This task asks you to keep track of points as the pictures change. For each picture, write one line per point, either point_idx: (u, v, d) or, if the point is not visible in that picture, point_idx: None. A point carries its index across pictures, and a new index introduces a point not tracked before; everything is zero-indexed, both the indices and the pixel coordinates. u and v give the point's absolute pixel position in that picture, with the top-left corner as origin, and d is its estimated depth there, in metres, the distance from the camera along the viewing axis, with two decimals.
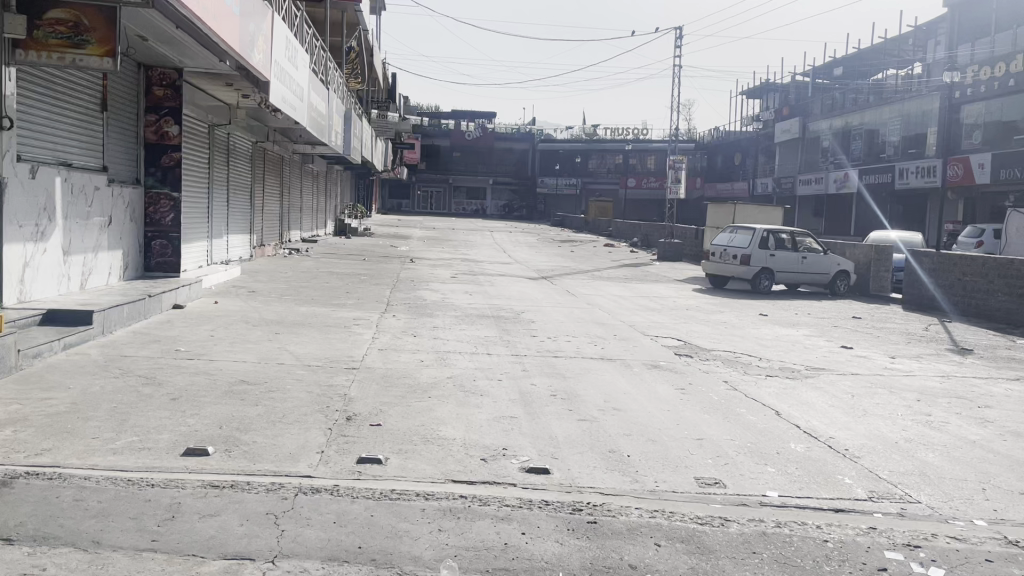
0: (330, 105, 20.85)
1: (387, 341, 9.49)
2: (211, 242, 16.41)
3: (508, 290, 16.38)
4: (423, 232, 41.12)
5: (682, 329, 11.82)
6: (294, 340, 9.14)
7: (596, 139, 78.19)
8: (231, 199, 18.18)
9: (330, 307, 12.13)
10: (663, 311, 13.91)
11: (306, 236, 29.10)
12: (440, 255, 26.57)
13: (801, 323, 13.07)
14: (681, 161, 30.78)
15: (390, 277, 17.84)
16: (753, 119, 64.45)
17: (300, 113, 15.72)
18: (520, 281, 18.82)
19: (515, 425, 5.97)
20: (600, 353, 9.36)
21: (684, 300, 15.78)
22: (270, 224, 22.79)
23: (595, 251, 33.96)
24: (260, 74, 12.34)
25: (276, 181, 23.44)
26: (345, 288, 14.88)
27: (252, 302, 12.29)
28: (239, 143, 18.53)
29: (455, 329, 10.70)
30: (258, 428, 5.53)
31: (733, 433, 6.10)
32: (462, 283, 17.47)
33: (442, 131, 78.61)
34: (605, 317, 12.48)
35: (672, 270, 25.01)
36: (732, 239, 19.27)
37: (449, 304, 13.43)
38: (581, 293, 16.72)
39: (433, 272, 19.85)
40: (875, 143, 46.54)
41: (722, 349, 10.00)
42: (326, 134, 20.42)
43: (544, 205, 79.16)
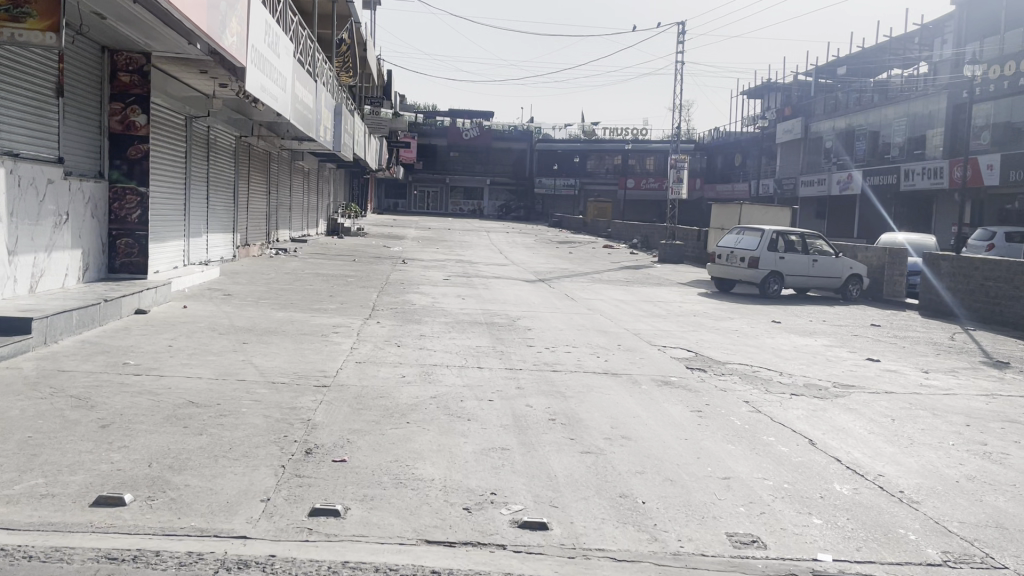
0: (318, 98, 19.89)
1: (366, 351, 8.54)
2: (188, 241, 15.45)
3: (504, 294, 15.46)
4: (418, 233, 40.16)
5: (692, 338, 10.88)
6: (262, 352, 8.18)
7: (594, 139, 77.33)
8: (211, 196, 17.20)
9: (309, 313, 11.16)
10: (670, 317, 12.97)
11: (296, 236, 28.13)
12: (434, 256, 25.61)
13: (818, 332, 12.13)
14: (683, 160, 29.88)
15: (379, 279, 16.88)
16: (754, 119, 63.60)
17: (282, 103, 14.75)
18: (517, 284, 17.86)
19: (507, 461, 5.01)
20: (603, 367, 8.41)
21: (691, 305, 14.83)
22: (255, 223, 21.83)
23: (594, 252, 33.06)
24: (234, 60, 11.39)
25: (263, 178, 22.48)
26: (328, 291, 13.93)
27: (224, 307, 11.33)
28: (220, 137, 17.56)
29: (443, 338, 9.75)
30: (194, 467, 4.58)
31: (766, 470, 5.15)
32: (454, 286, 16.51)
33: (439, 130, 77.67)
34: (607, 325, 11.54)
35: (675, 272, 24.09)
36: (739, 241, 18.32)
37: (440, 309, 12.49)
38: (582, 297, 15.78)
39: (426, 274, 18.89)
40: (880, 144, 45.65)
41: (737, 362, 9.05)
42: (313, 129, 19.47)
43: (543, 205, 78.88)
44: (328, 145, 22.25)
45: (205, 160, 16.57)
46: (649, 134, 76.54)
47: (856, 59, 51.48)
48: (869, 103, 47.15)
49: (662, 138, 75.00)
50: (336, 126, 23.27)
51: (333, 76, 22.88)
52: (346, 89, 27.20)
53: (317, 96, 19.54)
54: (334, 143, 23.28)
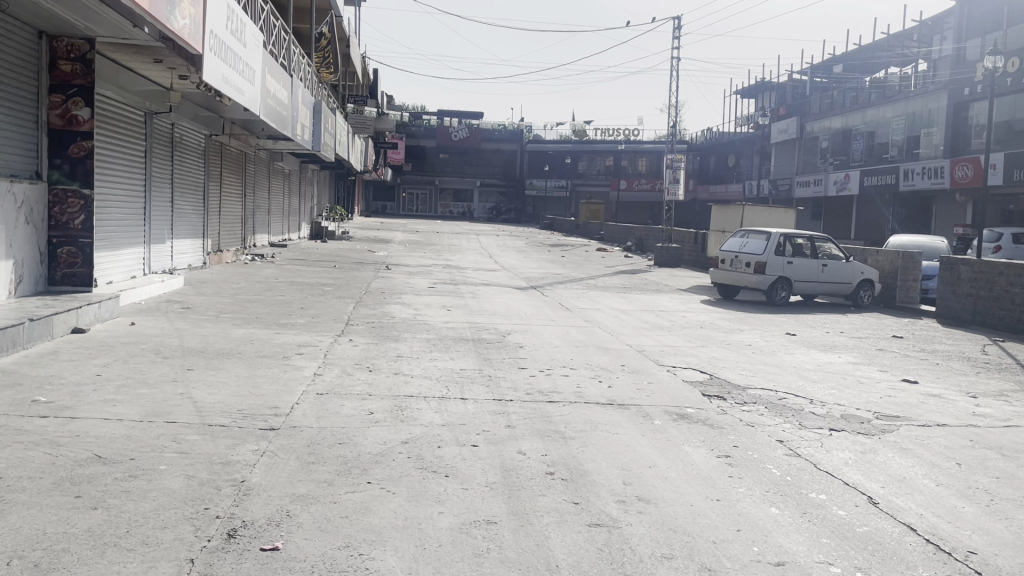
0: (294, 94, 18.66)
1: (332, 379, 7.33)
2: (149, 248, 14.24)
3: (493, 303, 14.31)
4: (405, 236, 38.97)
5: (704, 356, 9.73)
6: (207, 381, 6.96)
7: (586, 140, 76.29)
8: (177, 199, 15.97)
9: (274, 330, 9.96)
10: (676, 330, 11.82)
11: (276, 241, 26.91)
12: (420, 262, 24.41)
13: (839, 347, 11.03)
14: (679, 159, 28.81)
15: (358, 287, 15.67)
16: (747, 119, 62.71)
17: (250, 97, 13.53)
18: (506, 292, 16.70)
19: (494, 543, 3.83)
20: (607, 395, 7.24)
21: (696, 315, 13.70)
22: (230, 227, 20.59)
23: (587, 256, 31.94)
24: (188, 46, 10.17)
25: (238, 180, 21.25)
26: (300, 303, 12.73)
27: (178, 323, 10.11)
28: (187, 135, 16.34)
29: (424, 359, 8.57)
30: (69, 566, 3.37)
31: (827, 548, 4.00)
32: (440, 295, 15.34)
33: (428, 131, 76.36)
34: (608, 340, 10.39)
35: (672, 278, 22.97)
36: (744, 245, 17.20)
37: (423, 323, 11.31)
38: (578, 306, 14.61)
39: (410, 282, 17.70)
40: (878, 143, 44.73)
41: (758, 387, 7.90)
42: (289, 127, 18.28)
43: (533, 207, 77.07)
44: (306, 145, 21.06)
45: (170, 159, 15.36)
46: (641, 135, 75.56)
47: (852, 57, 50.56)
48: (866, 102, 46.21)
49: (654, 139, 74.07)
50: (315, 125, 22.08)
51: (311, 72, 21.68)
52: (327, 86, 25.99)
53: (293, 93, 18.34)
54: (314, 143, 22.09)
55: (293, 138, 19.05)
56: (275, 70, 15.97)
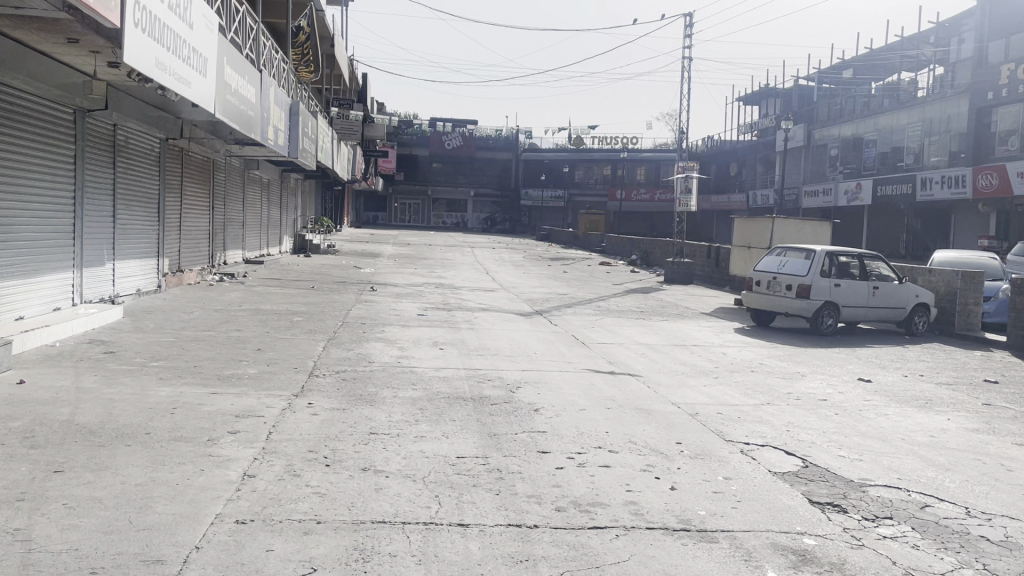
0: (265, 92, 16.29)
1: (264, 486, 4.93)
2: (81, 273, 11.82)
3: (496, 337, 11.93)
4: (395, 250, 36.61)
5: (779, 423, 7.35)
6: (71, 499, 4.58)
7: (583, 148, 74.17)
8: (123, 213, 13.58)
9: (210, 390, 7.56)
10: (725, 380, 9.45)
11: (252, 257, 24.57)
12: (409, 280, 22.07)
13: (938, 402, 8.69)
14: (691, 167, 26.61)
15: (336, 317, 13.29)
16: (750, 126, 60.77)
17: (200, 89, 11.13)
18: (508, 320, 14.37)
19: None
20: (675, 509, 4.87)
21: (740, 353, 11.34)
22: (193, 244, 18.18)
23: (591, 271, 29.66)
24: (103, 18, 7.80)
25: (203, 191, 18.86)
26: (257, 341, 10.32)
27: (84, 378, 7.69)
28: (134, 137, 13.99)
29: (404, 439, 6.18)
30: None
31: None
32: (431, 326, 12.95)
33: (420, 139, 74.25)
34: (648, 398, 8.01)
35: (690, 298, 20.69)
36: (783, 265, 14.91)
37: (408, 371, 8.90)
38: (596, 339, 12.26)
39: (397, 308, 15.36)
40: (891, 152, 42.62)
41: (881, 488, 5.54)
42: (258, 131, 15.95)
43: (529, 217, 74.78)
44: (281, 151, 18.68)
45: (112, 166, 12.99)
46: (639, 144, 73.44)
47: (862, 61, 48.56)
48: (879, 108, 44.15)
49: (654, 148, 71.95)
50: (291, 128, 19.73)
51: (286, 70, 19.32)
52: (306, 87, 23.62)
53: (262, 91, 16.01)
54: (289, 148, 19.72)
55: (263, 142, 16.68)
56: (238, 63, 13.64)
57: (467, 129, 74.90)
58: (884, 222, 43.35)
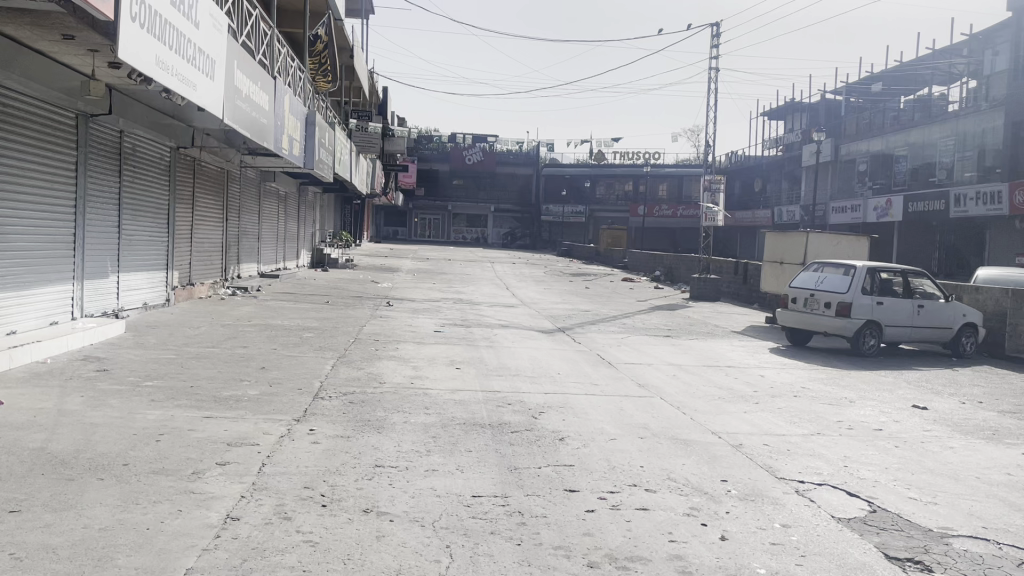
0: (280, 100, 15.78)
1: (248, 532, 4.24)
2: (82, 286, 11.27)
3: (517, 356, 11.23)
4: (414, 264, 36.08)
5: (836, 457, 6.56)
6: (19, 547, 3.90)
7: (604, 163, 73.49)
8: (130, 223, 13.05)
9: (204, 413, 6.89)
10: (767, 406, 8.66)
11: (268, 271, 24.06)
12: (427, 296, 21.44)
13: (1007, 433, 7.84)
14: (718, 181, 25.87)
15: (349, 333, 12.65)
16: (776, 141, 59.86)
17: (207, 92, 10.58)
18: (530, 337, 13.65)
19: None
20: (730, 567, 4.11)
21: (779, 376, 10.54)
22: (206, 257, 17.64)
23: (614, 287, 28.90)
24: (96, 10, 7.23)
25: (217, 202, 18.36)
26: (262, 360, 9.65)
27: (69, 399, 7.06)
28: (141, 145, 13.48)
29: (413, 473, 5.46)
30: None
31: None
32: (448, 343, 12.25)
33: (440, 154, 73.93)
34: (685, 426, 7.24)
35: (719, 316, 19.88)
36: (821, 281, 14.11)
37: (422, 394, 8.20)
38: (623, 359, 11.50)
39: (414, 324, 14.71)
40: (922, 167, 41.60)
41: (966, 541, 4.75)
42: (272, 140, 15.43)
43: (549, 233, 74.11)
44: (296, 161, 18.18)
45: (118, 173, 12.47)
46: (662, 159, 72.77)
47: (891, 74, 47.59)
48: (910, 122, 43.13)
49: (677, 163, 71.17)
50: (308, 139, 19.23)
51: (303, 79, 18.84)
52: (324, 97, 23.19)
53: (276, 99, 15.51)
54: (305, 159, 19.20)
55: (278, 152, 16.16)
56: (250, 68, 13.14)
57: (488, 144, 74.49)
58: (915, 239, 42.26)
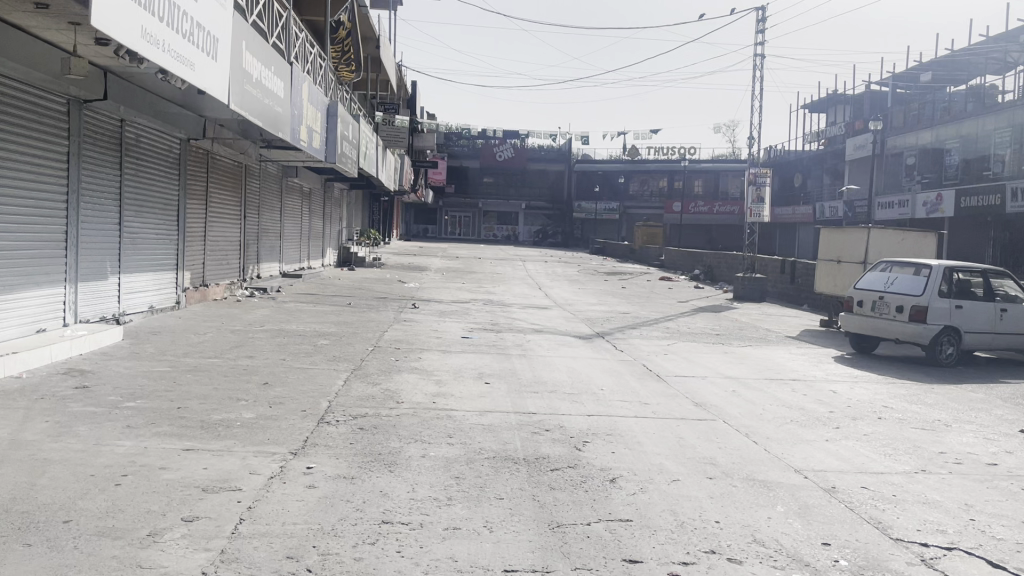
0: (298, 88, 14.73)
1: None
2: (76, 290, 10.27)
3: (554, 368, 10.04)
4: (443, 263, 35.01)
5: (957, 507, 5.26)
6: None
7: (638, 159, 71.96)
8: (134, 220, 12.08)
9: (184, 444, 5.76)
10: (852, 432, 7.36)
11: (291, 270, 23.12)
12: (456, 296, 20.34)
13: None
14: (764, 174, 24.46)
15: (369, 339, 11.54)
16: (817, 135, 57.93)
17: (208, 72, 9.51)
18: (567, 344, 12.43)
19: None
20: None
21: (855, 394, 9.20)
22: (222, 257, 16.67)
23: (652, 287, 27.58)
24: None
25: (234, 199, 17.39)
26: (267, 373, 8.54)
27: (29, 426, 5.97)
28: (146, 136, 12.51)
29: (429, 534, 4.28)
30: None
31: None
32: (477, 352, 11.09)
33: (471, 151, 73.55)
34: (763, 463, 5.96)
35: (769, 319, 18.49)
36: (892, 283, 12.71)
37: (445, 416, 7.03)
38: (673, 371, 10.26)
39: (441, 329, 13.58)
40: (975, 160, 39.61)
41: None
42: (288, 131, 14.38)
43: (582, 231, 72.83)
44: (317, 155, 17.14)
45: (118, 166, 11.50)
46: (697, 154, 71.16)
47: (941, 64, 45.52)
48: (962, 114, 41.12)
49: (713, 159, 69.47)
50: (329, 131, 18.18)
51: (324, 68, 17.79)
52: (347, 89, 22.19)
53: (293, 88, 14.47)
54: (327, 152, 18.18)
55: (296, 143, 15.11)
56: (261, 51, 12.09)
57: (520, 140, 74.11)
58: (967, 236, 40.30)
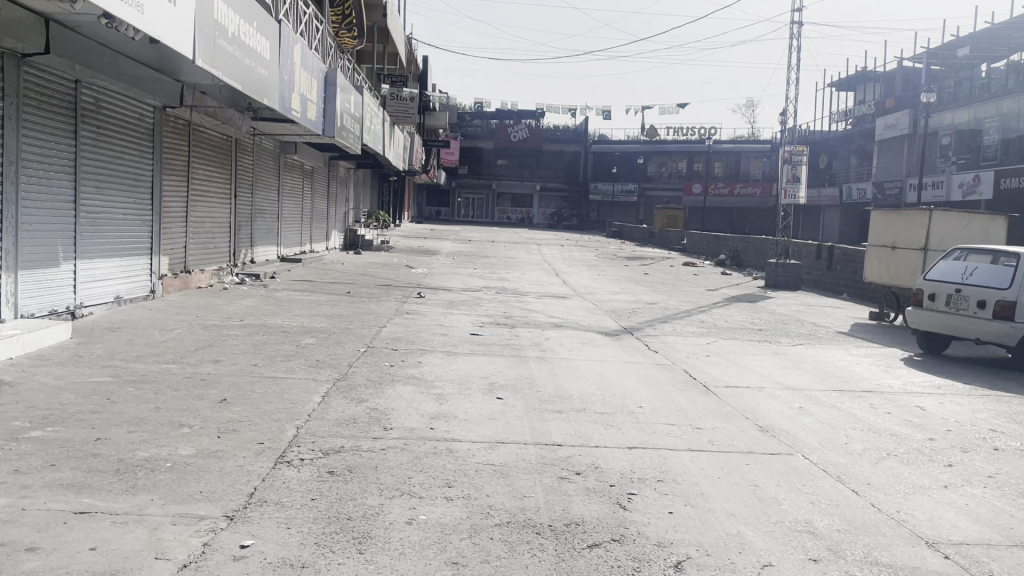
0: (287, 51, 13.05)
1: None
2: (16, 279, 8.70)
3: (582, 374, 8.40)
4: (455, 246, 33.35)
5: None
6: None
7: (656, 139, 69.86)
8: (95, 197, 10.52)
9: (79, 505, 4.17)
10: (972, 472, 5.68)
11: (291, 254, 21.54)
12: (467, 283, 18.73)
13: None
14: (800, 152, 22.67)
15: (364, 338, 9.93)
16: (844, 114, 55.69)
17: (161, 14, 7.84)
18: (593, 342, 10.77)
19: None
20: None
21: (951, 414, 7.50)
22: (208, 240, 15.10)
23: (678, 273, 25.84)
24: None
25: (223, 175, 15.79)
26: (229, 385, 6.93)
27: None
28: (110, 101, 10.90)
29: None
30: None
31: None
32: (490, 353, 9.45)
33: (484, 132, 71.95)
34: (880, 533, 4.32)
35: (811, 310, 16.75)
36: (971, 273, 10.95)
37: (443, 451, 5.38)
38: (722, 379, 8.59)
39: (450, 323, 11.98)
40: (1016, 139, 37.44)
41: None
42: (276, 98, 12.74)
43: (598, 213, 70.95)
44: (313, 128, 15.51)
45: (73, 134, 9.92)
46: (718, 135, 69.06)
47: (981, 37, 43.14)
48: (1003, 90, 38.86)
49: (734, 139, 67.32)
50: (326, 102, 16.51)
51: (321, 32, 16.12)
52: (348, 58, 20.51)
53: (282, 50, 12.79)
54: (325, 125, 16.54)
55: (286, 113, 13.45)
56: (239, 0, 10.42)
57: (536, 120, 72.42)
58: None
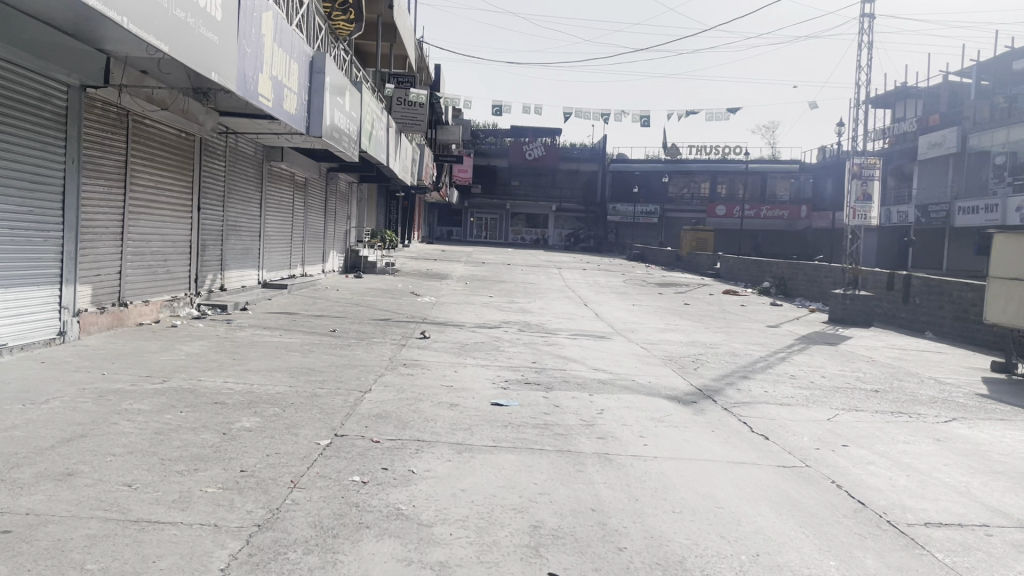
0: (248, 14, 9.87)
1: None
2: None
3: (679, 495, 5.09)
4: (468, 270, 30.12)
5: None
6: None
7: (678, 158, 66.63)
8: None
9: None
10: None
11: (274, 280, 18.28)
12: (482, 317, 15.47)
13: None
14: (872, 165, 19.40)
15: (331, 415, 6.61)
16: (882, 131, 52.45)
17: None
18: (668, 419, 7.41)
19: None
20: None
21: None
22: (156, 264, 11.89)
23: (723, 304, 22.51)
24: None
25: (180, 181, 12.60)
26: (42, 555, 3.61)
27: None
28: None
29: None
30: None
31: None
32: (521, 446, 6.12)
33: (500, 149, 69.00)
34: None
35: (911, 357, 13.36)
36: None
37: None
38: (908, 506, 5.22)
39: (459, 381, 8.65)
40: None
41: None
42: (235, 77, 9.58)
43: (617, 234, 67.80)
44: (292, 123, 12.35)
45: None
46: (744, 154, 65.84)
47: None
48: None
49: (761, 158, 64.18)
50: (311, 93, 13.36)
51: (305, 7, 13.01)
52: (344, 49, 17.40)
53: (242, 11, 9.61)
54: (309, 121, 13.37)
55: (251, 97, 10.27)
56: None
57: (552, 138, 69.41)
58: None
